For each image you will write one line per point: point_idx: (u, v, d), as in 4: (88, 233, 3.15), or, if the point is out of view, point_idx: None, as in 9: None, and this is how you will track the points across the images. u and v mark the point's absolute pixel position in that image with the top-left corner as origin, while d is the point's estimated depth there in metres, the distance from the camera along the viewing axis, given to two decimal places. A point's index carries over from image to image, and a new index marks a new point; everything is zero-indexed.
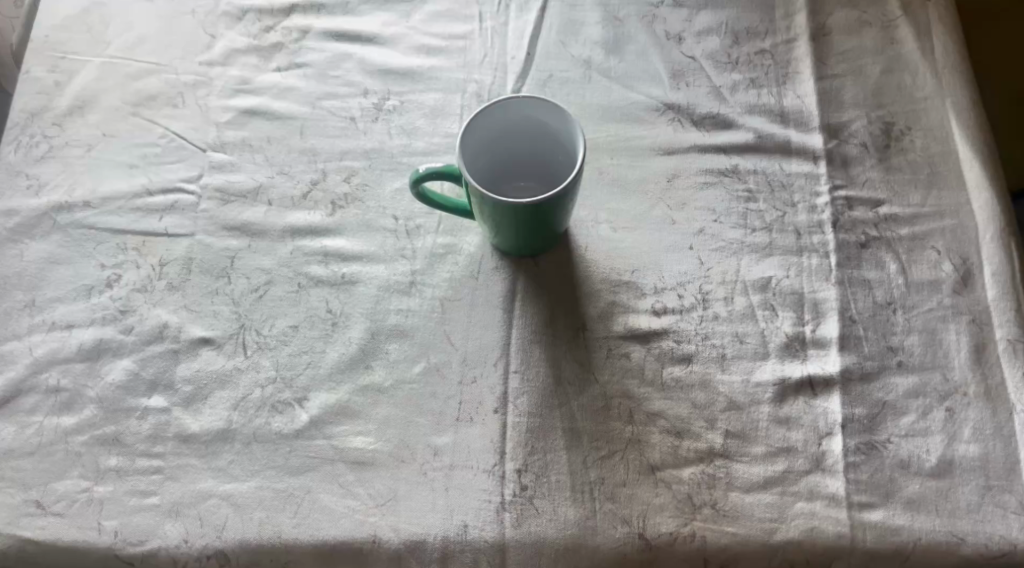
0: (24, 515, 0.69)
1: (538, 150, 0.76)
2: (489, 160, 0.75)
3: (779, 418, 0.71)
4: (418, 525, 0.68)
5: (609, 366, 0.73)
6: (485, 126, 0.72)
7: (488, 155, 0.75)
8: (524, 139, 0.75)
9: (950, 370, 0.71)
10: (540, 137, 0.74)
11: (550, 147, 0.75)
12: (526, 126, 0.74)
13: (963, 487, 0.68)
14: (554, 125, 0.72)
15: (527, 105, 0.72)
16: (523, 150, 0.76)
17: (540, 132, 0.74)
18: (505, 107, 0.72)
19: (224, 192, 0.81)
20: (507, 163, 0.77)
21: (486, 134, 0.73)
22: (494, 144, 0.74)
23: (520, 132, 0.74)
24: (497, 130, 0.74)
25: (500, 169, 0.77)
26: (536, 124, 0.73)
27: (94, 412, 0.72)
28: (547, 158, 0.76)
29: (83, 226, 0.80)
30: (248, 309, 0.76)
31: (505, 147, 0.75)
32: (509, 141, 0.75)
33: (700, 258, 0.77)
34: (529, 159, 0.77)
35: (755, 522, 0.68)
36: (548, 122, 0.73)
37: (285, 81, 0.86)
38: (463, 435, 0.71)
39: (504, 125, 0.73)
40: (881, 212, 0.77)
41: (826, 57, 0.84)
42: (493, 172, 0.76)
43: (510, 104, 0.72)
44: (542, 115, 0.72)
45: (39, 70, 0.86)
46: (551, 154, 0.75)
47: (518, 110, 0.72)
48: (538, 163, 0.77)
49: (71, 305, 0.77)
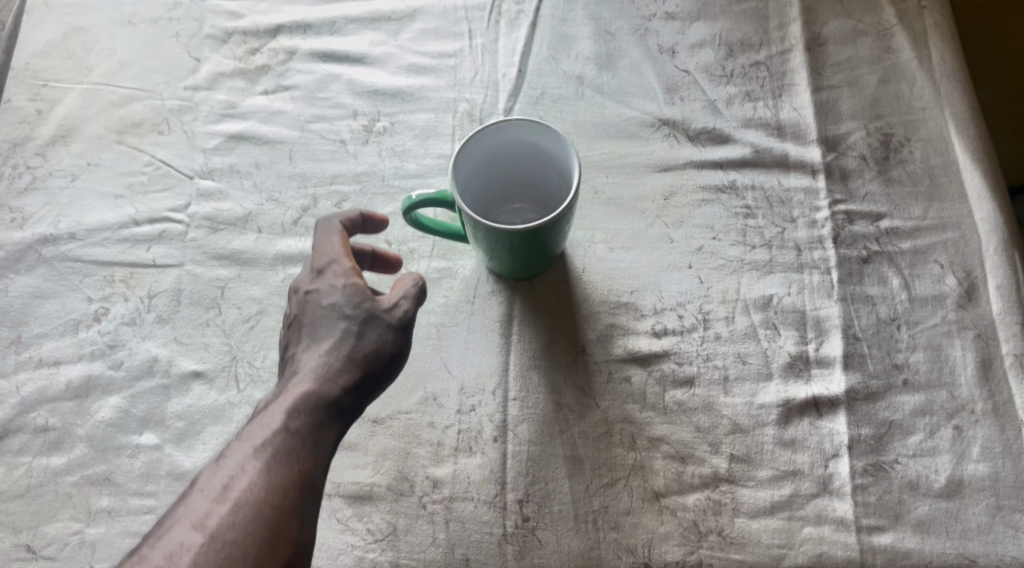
0: (16, 559, 0.68)
1: (532, 172, 0.74)
2: (483, 185, 0.74)
3: (784, 440, 0.69)
4: (419, 560, 0.67)
5: (610, 391, 0.72)
6: (478, 151, 0.70)
7: (482, 179, 0.73)
8: (518, 162, 0.73)
9: (956, 387, 0.70)
10: (534, 160, 0.73)
11: (545, 169, 0.73)
12: (521, 150, 0.72)
13: (974, 507, 0.67)
14: (547, 148, 0.71)
15: (520, 128, 0.70)
16: (517, 173, 0.74)
17: (534, 154, 0.72)
18: (497, 131, 0.70)
19: (213, 220, 0.79)
20: (503, 187, 0.75)
21: (480, 160, 0.71)
22: (487, 168, 0.73)
23: (514, 155, 0.72)
24: (490, 154, 0.72)
25: (495, 193, 0.75)
26: (531, 147, 0.72)
27: (84, 452, 0.71)
28: (541, 180, 0.74)
29: (69, 259, 0.78)
30: (240, 340, 0.74)
31: (499, 171, 0.74)
32: (503, 164, 0.73)
33: (699, 277, 0.75)
34: (525, 182, 0.75)
35: (763, 548, 0.67)
36: (540, 145, 0.71)
37: (272, 104, 0.84)
38: (463, 465, 0.70)
39: (496, 149, 0.71)
40: (882, 226, 0.76)
41: (822, 68, 0.82)
42: (488, 196, 0.75)
43: (504, 128, 0.70)
44: (536, 138, 0.70)
45: (20, 99, 0.84)
46: (545, 177, 0.74)
47: (512, 133, 0.70)
48: (533, 185, 0.75)
49: (59, 342, 0.75)
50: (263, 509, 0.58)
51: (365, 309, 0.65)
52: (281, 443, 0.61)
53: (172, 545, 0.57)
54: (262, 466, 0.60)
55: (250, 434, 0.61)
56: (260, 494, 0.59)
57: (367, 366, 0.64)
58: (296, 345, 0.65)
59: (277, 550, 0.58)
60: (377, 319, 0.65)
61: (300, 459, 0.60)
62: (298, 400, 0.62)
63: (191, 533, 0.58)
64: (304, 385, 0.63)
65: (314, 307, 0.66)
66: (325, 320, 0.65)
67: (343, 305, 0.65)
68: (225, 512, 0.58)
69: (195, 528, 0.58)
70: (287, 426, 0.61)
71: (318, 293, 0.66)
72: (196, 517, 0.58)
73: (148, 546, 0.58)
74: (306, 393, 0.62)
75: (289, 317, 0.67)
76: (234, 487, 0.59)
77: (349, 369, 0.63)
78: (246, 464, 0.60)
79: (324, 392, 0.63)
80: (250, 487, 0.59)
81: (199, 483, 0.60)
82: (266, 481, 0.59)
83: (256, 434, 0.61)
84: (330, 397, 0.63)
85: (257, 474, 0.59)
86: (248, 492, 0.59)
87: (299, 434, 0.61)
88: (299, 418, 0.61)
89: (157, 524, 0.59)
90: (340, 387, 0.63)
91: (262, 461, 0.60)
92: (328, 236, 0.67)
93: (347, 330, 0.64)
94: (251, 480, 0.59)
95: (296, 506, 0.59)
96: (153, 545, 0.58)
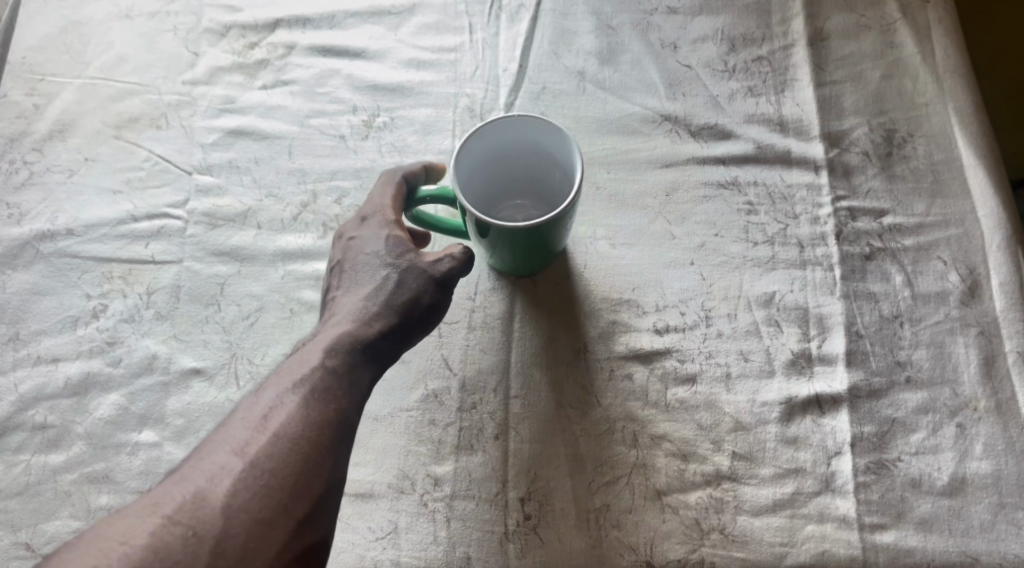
0: (15, 557, 0.68)
1: (535, 168, 0.73)
2: (484, 180, 0.73)
3: (786, 437, 0.69)
4: (420, 558, 0.67)
5: (611, 389, 0.72)
6: (479, 146, 0.70)
7: (483, 174, 0.72)
8: (520, 158, 0.73)
9: (959, 384, 0.70)
10: (536, 156, 0.72)
11: (548, 165, 0.72)
12: (523, 146, 0.71)
13: (976, 505, 0.67)
14: (549, 143, 0.70)
15: (523, 124, 0.69)
16: (518, 169, 0.74)
17: (537, 150, 0.72)
18: (500, 126, 0.69)
19: (212, 216, 0.79)
20: (504, 183, 0.74)
21: (481, 155, 0.71)
22: (489, 164, 0.72)
23: (516, 150, 0.72)
24: (492, 150, 0.71)
25: (497, 189, 0.75)
26: (533, 143, 0.71)
27: (82, 449, 0.71)
28: (543, 176, 0.74)
29: (67, 255, 0.77)
30: (239, 337, 0.74)
31: (500, 166, 0.73)
32: (505, 160, 0.73)
33: (702, 274, 0.75)
34: (527, 177, 0.74)
35: (765, 546, 0.66)
36: (543, 140, 0.70)
37: (271, 99, 0.84)
38: (464, 463, 0.69)
39: (498, 144, 0.71)
40: (885, 222, 0.76)
41: (825, 63, 0.81)
42: (489, 192, 0.74)
43: (506, 123, 0.69)
44: (539, 134, 0.70)
45: (17, 94, 0.84)
46: (548, 172, 0.73)
47: (515, 129, 0.70)
48: (536, 181, 0.74)
49: (57, 339, 0.75)
50: (300, 443, 0.60)
51: (407, 260, 0.67)
52: (320, 380, 0.62)
53: (213, 469, 0.59)
54: (301, 401, 0.61)
55: (289, 370, 0.63)
56: (299, 428, 0.60)
57: (406, 313, 0.66)
58: (336, 290, 0.68)
59: (311, 486, 0.60)
60: (418, 270, 0.67)
61: (337, 397, 0.62)
62: (337, 341, 0.64)
63: (232, 458, 0.59)
64: (342, 326, 0.65)
65: (356, 255, 0.68)
66: (367, 267, 0.67)
67: (385, 255, 0.67)
68: (265, 442, 0.60)
69: (235, 454, 0.59)
70: (325, 364, 0.63)
71: (362, 241, 0.68)
72: (237, 443, 0.59)
73: (188, 469, 0.59)
74: (346, 336, 0.64)
75: (331, 262, 0.70)
76: (275, 418, 0.60)
77: (386, 315, 0.65)
78: (286, 398, 0.61)
79: (362, 336, 0.65)
80: (290, 420, 0.60)
81: (239, 413, 0.61)
82: (305, 415, 0.61)
83: (295, 371, 0.63)
84: (367, 341, 0.65)
85: (296, 409, 0.61)
86: (288, 425, 0.60)
87: (336, 372, 0.63)
88: (337, 357, 0.63)
89: (196, 449, 0.60)
90: (377, 332, 0.65)
91: (301, 396, 0.61)
92: (383, 185, 0.69)
93: (387, 278, 0.66)
94: (291, 414, 0.61)
95: (331, 444, 0.61)
96: (194, 468, 0.59)
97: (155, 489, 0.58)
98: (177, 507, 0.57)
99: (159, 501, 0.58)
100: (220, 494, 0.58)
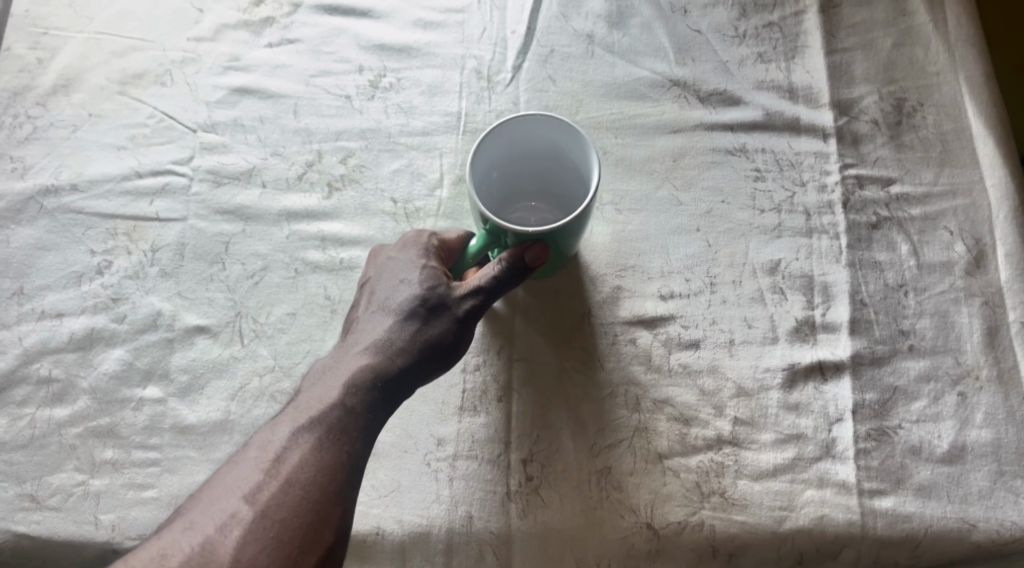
0: (20, 509, 0.68)
1: (550, 171, 0.73)
2: (499, 180, 0.72)
3: (788, 403, 0.70)
4: (422, 516, 0.67)
5: (615, 353, 0.72)
6: (496, 146, 0.69)
7: (499, 175, 0.72)
8: (537, 160, 0.72)
9: (961, 353, 0.70)
10: (552, 159, 0.72)
11: (564, 169, 0.72)
12: (539, 148, 0.71)
13: (975, 473, 0.67)
14: (568, 148, 0.69)
15: (542, 126, 0.68)
16: (534, 171, 0.73)
17: (555, 154, 0.71)
18: (518, 128, 0.68)
19: (217, 175, 0.78)
20: (518, 184, 0.74)
21: (498, 154, 0.70)
22: (505, 164, 0.71)
23: (533, 153, 0.71)
24: (508, 150, 0.70)
25: (511, 190, 0.74)
26: (549, 144, 0.70)
27: (88, 404, 0.71)
28: (557, 180, 0.73)
29: (71, 210, 0.77)
30: (244, 296, 0.74)
31: (515, 167, 0.72)
32: (520, 161, 0.72)
33: (708, 241, 0.75)
34: (541, 181, 0.74)
35: (765, 511, 0.67)
36: (562, 145, 0.70)
37: (277, 57, 0.83)
38: (466, 424, 0.70)
39: (515, 144, 0.70)
40: (892, 191, 0.75)
41: (836, 30, 0.81)
42: (503, 192, 0.74)
43: (521, 124, 0.68)
44: (558, 137, 0.69)
45: (20, 47, 0.83)
46: (563, 176, 0.72)
47: (533, 130, 0.69)
48: (550, 185, 0.74)
49: (61, 294, 0.74)
50: (311, 490, 0.60)
51: (438, 295, 0.66)
52: (336, 420, 0.63)
53: (222, 516, 0.60)
54: (314, 445, 0.62)
55: (304, 408, 0.63)
56: (310, 473, 0.61)
57: (427, 349, 0.66)
58: (361, 312, 0.68)
59: (321, 534, 0.60)
60: (449, 306, 0.66)
61: (352, 439, 0.62)
62: (354, 377, 0.64)
63: (241, 507, 0.60)
64: (362, 361, 0.65)
65: (385, 281, 0.68)
66: (395, 297, 0.67)
67: (418, 286, 0.67)
68: (276, 489, 0.60)
69: (245, 501, 0.60)
70: (342, 403, 0.63)
71: (396, 266, 0.68)
72: (248, 489, 0.60)
73: (198, 516, 0.60)
74: (365, 372, 0.64)
75: (362, 279, 0.70)
76: (286, 462, 0.61)
77: (407, 351, 0.65)
78: (299, 439, 0.62)
79: (382, 372, 0.65)
80: (302, 466, 0.61)
81: (251, 451, 0.62)
82: (317, 460, 0.61)
83: (311, 409, 0.63)
84: (387, 377, 0.65)
85: (310, 451, 0.61)
86: (300, 471, 0.61)
87: (353, 412, 0.63)
88: (354, 396, 0.64)
89: (205, 492, 0.61)
90: (398, 368, 0.65)
91: (315, 437, 0.62)
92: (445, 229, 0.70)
93: (415, 312, 0.66)
94: (304, 457, 0.61)
95: (341, 490, 0.61)
96: (202, 516, 0.60)
97: (165, 535, 0.60)
98: (186, 558, 0.58)
99: (168, 551, 0.59)
100: (229, 546, 0.59)
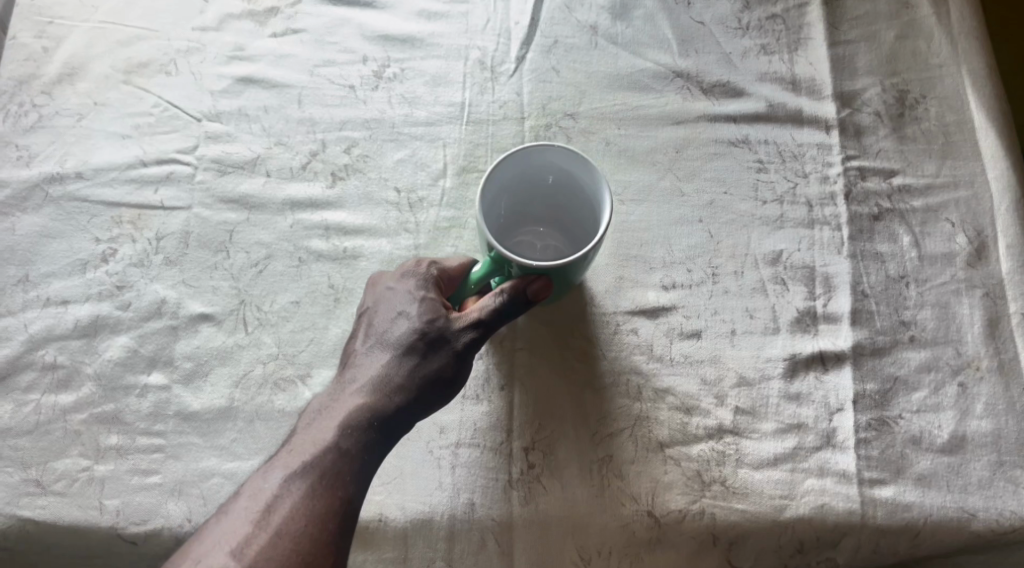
0: (25, 494, 0.68)
1: (560, 200, 0.72)
2: (508, 206, 0.72)
3: (789, 393, 0.70)
4: (424, 503, 0.68)
5: (616, 343, 0.72)
6: (507, 173, 0.69)
7: (508, 201, 0.72)
8: (548, 189, 0.72)
9: (962, 344, 0.70)
10: (563, 189, 0.71)
11: (574, 200, 0.71)
12: (551, 178, 0.70)
13: (975, 462, 0.67)
14: (579, 180, 0.69)
15: (554, 156, 0.68)
16: (543, 199, 0.73)
17: (566, 184, 0.71)
18: (531, 156, 0.68)
19: (221, 164, 0.79)
20: (527, 211, 0.74)
21: (508, 181, 0.70)
22: (515, 191, 0.71)
23: (544, 182, 0.71)
24: (519, 177, 0.70)
25: (519, 216, 0.74)
26: (561, 175, 0.70)
27: (92, 390, 0.71)
28: (567, 209, 0.73)
29: (76, 199, 0.77)
30: (248, 284, 0.75)
31: (525, 194, 0.72)
32: (531, 188, 0.72)
33: (710, 232, 0.75)
34: (550, 209, 0.74)
35: (765, 499, 0.67)
36: (573, 176, 0.69)
37: (282, 47, 0.83)
38: (468, 412, 0.70)
39: (527, 172, 0.70)
40: (894, 183, 0.76)
41: (839, 22, 0.81)
42: (512, 218, 0.73)
43: (534, 152, 0.68)
44: (569, 169, 0.69)
45: (26, 36, 0.83)
46: (573, 206, 0.72)
47: (545, 159, 0.69)
48: (560, 215, 0.74)
49: (66, 281, 0.75)
50: (301, 541, 0.61)
51: (436, 331, 0.66)
52: (329, 466, 0.63)
53: None
54: (305, 494, 0.62)
55: (296, 455, 0.63)
56: (301, 523, 0.61)
57: (425, 385, 0.66)
58: (358, 346, 0.68)
59: None
60: (447, 341, 0.66)
61: (345, 483, 0.63)
62: (349, 418, 0.64)
63: (230, 562, 0.60)
64: (356, 401, 0.65)
65: (383, 313, 0.68)
66: (392, 332, 0.67)
67: (416, 320, 0.66)
68: (264, 543, 0.61)
69: (233, 555, 0.60)
70: (335, 446, 0.63)
71: (394, 299, 0.68)
72: (237, 543, 0.61)
73: None
74: (360, 412, 0.64)
75: (360, 308, 0.70)
76: (276, 513, 0.61)
77: (404, 388, 0.65)
78: (290, 488, 0.62)
79: (379, 410, 0.65)
80: (292, 516, 0.61)
81: (241, 501, 0.62)
82: (308, 508, 0.62)
83: (303, 456, 0.63)
84: (385, 414, 0.65)
85: (300, 499, 0.62)
86: (290, 522, 0.61)
87: (347, 454, 0.63)
88: (349, 438, 0.64)
89: (194, 545, 0.61)
90: (396, 405, 0.65)
91: (307, 485, 0.62)
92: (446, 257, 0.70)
93: (413, 348, 0.66)
94: (294, 507, 0.62)
95: (333, 536, 0.61)
96: None
97: None
98: None
99: None
100: None
